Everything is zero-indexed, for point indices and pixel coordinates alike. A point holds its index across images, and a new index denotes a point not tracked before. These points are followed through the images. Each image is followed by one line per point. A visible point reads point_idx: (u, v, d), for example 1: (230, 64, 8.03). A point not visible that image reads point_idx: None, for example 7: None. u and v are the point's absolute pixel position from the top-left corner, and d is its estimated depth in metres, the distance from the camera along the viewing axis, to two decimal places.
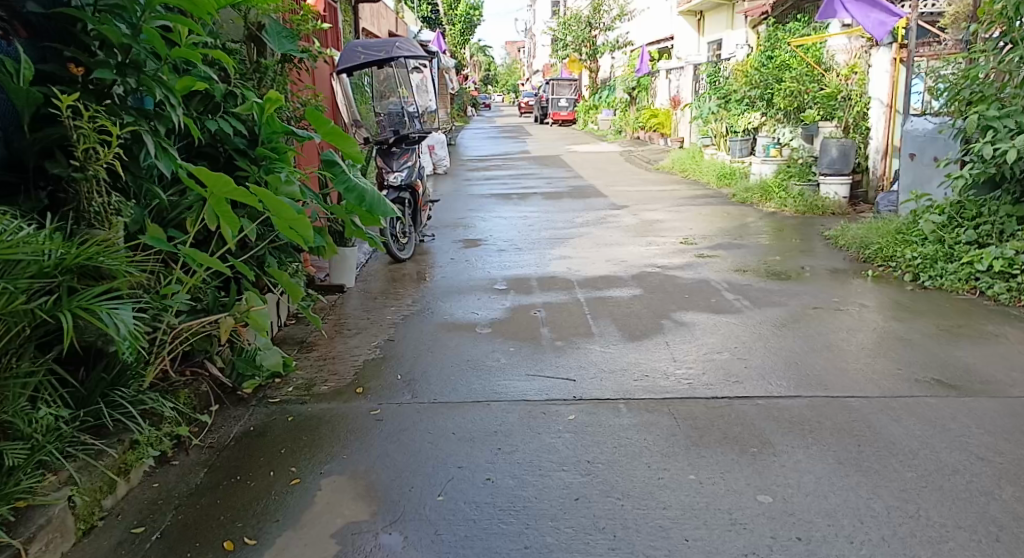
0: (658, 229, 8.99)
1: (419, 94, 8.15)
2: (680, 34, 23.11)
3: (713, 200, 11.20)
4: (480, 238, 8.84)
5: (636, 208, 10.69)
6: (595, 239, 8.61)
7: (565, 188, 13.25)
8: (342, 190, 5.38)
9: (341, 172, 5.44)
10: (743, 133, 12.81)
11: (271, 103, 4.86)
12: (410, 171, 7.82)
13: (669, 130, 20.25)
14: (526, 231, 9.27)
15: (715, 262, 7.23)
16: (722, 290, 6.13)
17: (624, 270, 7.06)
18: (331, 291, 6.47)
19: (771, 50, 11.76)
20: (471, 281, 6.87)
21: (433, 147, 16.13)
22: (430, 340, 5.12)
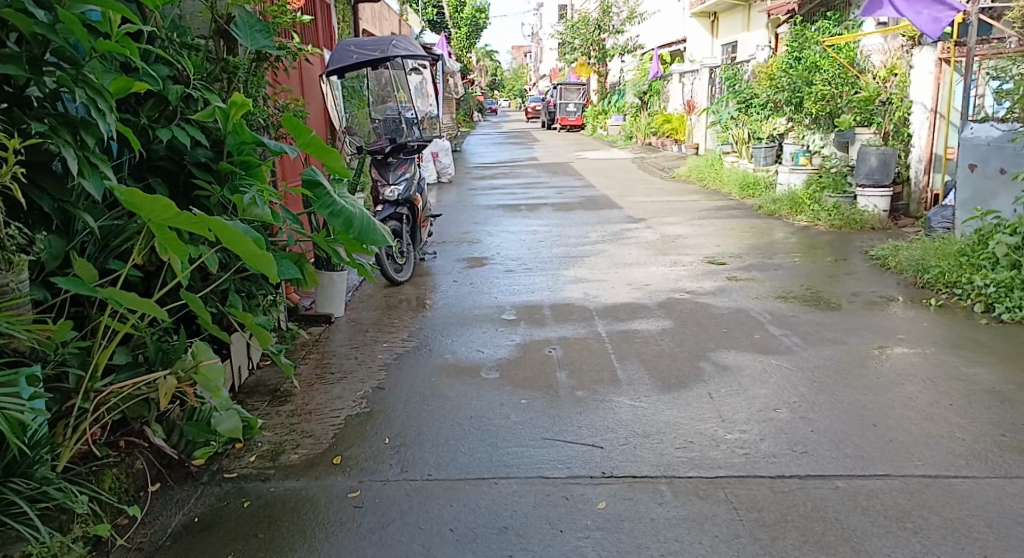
0: (681, 247, 8.19)
1: (420, 99, 7.29)
2: (693, 36, 22.31)
3: (737, 212, 10.41)
4: (486, 256, 8.07)
5: (655, 221, 9.91)
6: (613, 257, 7.83)
7: (576, 198, 12.49)
8: (325, 215, 4.58)
9: (324, 194, 4.64)
10: (768, 140, 12.00)
11: (237, 109, 4.09)
12: (407, 185, 6.97)
13: (683, 135, 19.46)
14: (536, 248, 8.47)
15: (750, 287, 6.42)
16: (765, 323, 5.32)
17: (648, 295, 6.27)
18: (317, 322, 5.67)
19: (798, 50, 10.97)
20: (475, 310, 6.07)
21: (437, 154, 15.42)
22: (427, 388, 4.32)
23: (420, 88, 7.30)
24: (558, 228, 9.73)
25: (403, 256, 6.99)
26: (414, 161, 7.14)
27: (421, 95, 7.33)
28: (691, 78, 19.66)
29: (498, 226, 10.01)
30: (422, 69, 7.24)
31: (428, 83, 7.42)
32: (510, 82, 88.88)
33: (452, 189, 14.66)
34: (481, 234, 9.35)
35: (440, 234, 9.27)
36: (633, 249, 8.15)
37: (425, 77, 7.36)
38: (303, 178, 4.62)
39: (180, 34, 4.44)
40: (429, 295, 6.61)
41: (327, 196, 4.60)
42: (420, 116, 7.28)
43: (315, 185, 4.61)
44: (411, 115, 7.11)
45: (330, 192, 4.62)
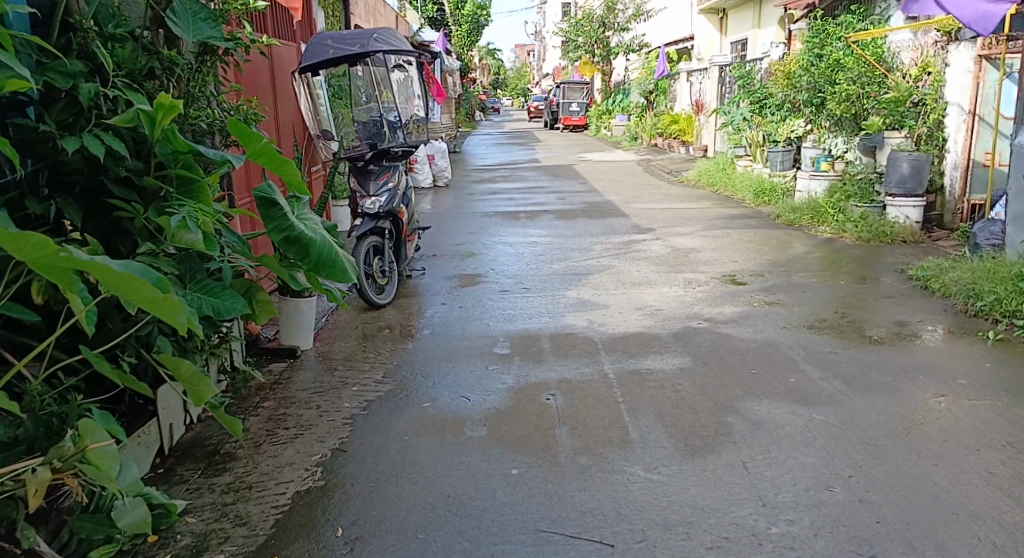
0: (695, 262, 7.43)
1: (404, 101, 6.53)
2: (701, 33, 21.54)
3: (753, 222, 9.66)
4: (480, 272, 7.33)
5: (665, 232, 9.17)
6: (621, 274, 7.08)
7: (580, 204, 11.75)
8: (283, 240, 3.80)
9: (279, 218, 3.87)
10: (785, 143, 11.24)
11: (165, 111, 3.32)
12: (390, 197, 6.22)
13: (691, 137, 18.72)
14: (535, 263, 7.71)
15: (777, 313, 5.67)
16: (800, 363, 4.57)
17: (661, 322, 5.53)
18: (281, 356, 4.92)
19: (820, 47, 10.22)
20: (463, 340, 5.32)
21: (432, 157, 14.73)
22: (398, 451, 3.57)
23: (405, 87, 6.52)
24: (558, 239, 8.97)
25: (387, 275, 6.25)
26: (398, 170, 6.39)
27: (406, 96, 6.56)
28: (699, 77, 18.89)
29: (496, 236, 9.25)
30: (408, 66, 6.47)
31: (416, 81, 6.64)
32: (513, 81, 88.12)
33: (448, 194, 13.91)
34: (476, 247, 8.59)
35: (431, 247, 8.51)
36: (642, 265, 7.40)
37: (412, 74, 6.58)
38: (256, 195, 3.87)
39: (113, 22, 3.71)
40: (413, 320, 5.86)
41: (285, 216, 3.86)
42: (405, 120, 6.53)
43: (270, 202, 3.87)
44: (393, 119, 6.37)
45: (289, 213, 3.88)
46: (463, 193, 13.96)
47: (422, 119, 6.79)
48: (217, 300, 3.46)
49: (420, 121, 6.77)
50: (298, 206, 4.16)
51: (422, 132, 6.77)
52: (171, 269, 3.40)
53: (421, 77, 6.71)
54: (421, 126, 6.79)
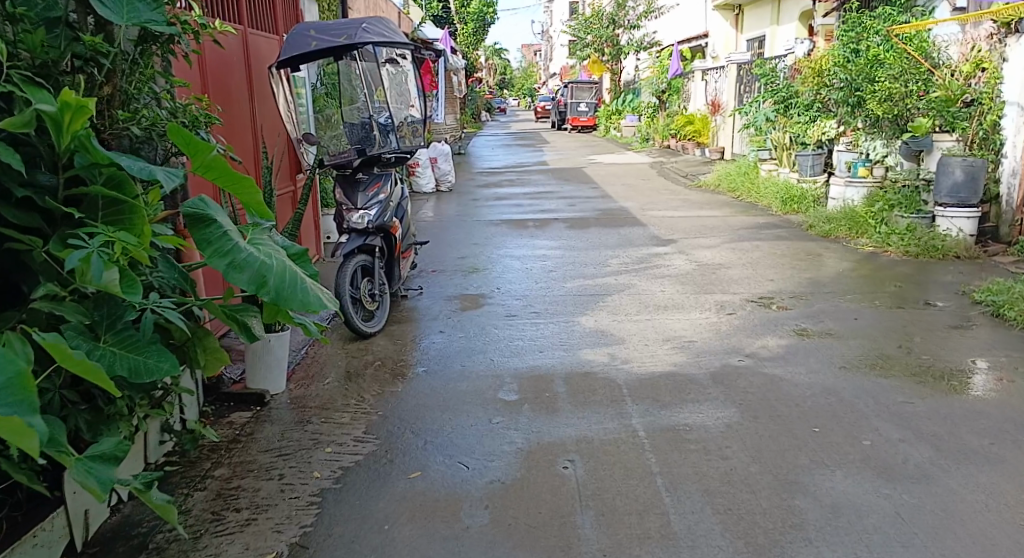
0: (726, 281, 6.63)
1: (397, 101, 5.74)
2: (717, 30, 20.73)
3: (783, 232, 8.86)
4: (486, 292, 6.54)
5: (688, 244, 8.38)
6: (644, 295, 6.29)
7: (592, 211, 10.97)
8: (223, 267, 2.99)
9: (220, 237, 3.04)
10: (814, 146, 10.43)
11: (72, 113, 2.60)
12: (381, 210, 5.42)
13: (707, 138, 17.92)
14: (547, 281, 6.92)
15: (830, 347, 4.87)
16: (871, 419, 3.77)
17: (695, 357, 4.74)
18: (247, 404, 4.13)
19: (856, 42, 9.42)
20: (463, 379, 4.53)
21: (435, 159, 13.96)
22: (376, 547, 2.79)
23: (398, 85, 5.73)
24: (571, 252, 8.18)
25: (377, 298, 5.46)
26: (391, 178, 5.59)
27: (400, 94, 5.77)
28: (716, 75, 18.10)
29: (504, 249, 8.48)
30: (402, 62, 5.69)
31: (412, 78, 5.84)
32: (520, 80, 87.36)
33: (452, 199, 13.14)
34: (482, 261, 7.81)
35: (431, 262, 7.73)
36: (667, 285, 6.60)
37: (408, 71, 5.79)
38: (187, 212, 3.04)
39: (35, 9, 2.94)
40: (407, 352, 5.07)
41: (228, 238, 3.05)
42: (398, 122, 5.73)
43: (209, 223, 3.06)
44: (384, 120, 5.58)
45: (231, 233, 3.07)
46: (468, 198, 13.19)
47: (417, 120, 5.94)
48: (142, 355, 2.71)
49: (417, 126, 5.94)
50: (255, 231, 3.35)
51: (419, 137, 5.95)
52: (78, 318, 2.63)
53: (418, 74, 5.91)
54: (418, 131, 5.95)
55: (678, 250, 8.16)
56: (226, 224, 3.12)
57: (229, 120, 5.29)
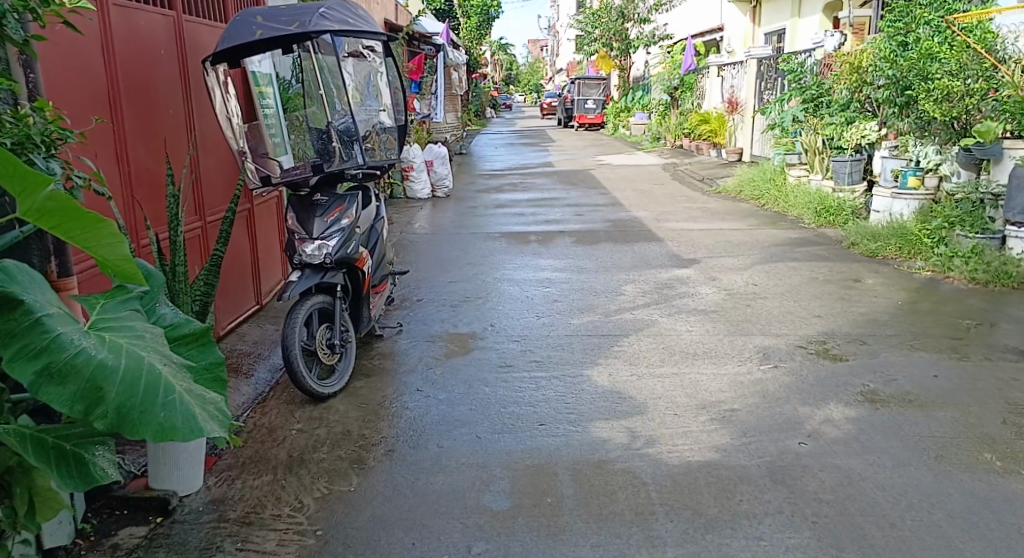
0: (765, 318, 5.56)
1: (362, 105, 4.64)
2: (733, 24, 19.64)
3: (820, 251, 7.78)
4: (478, 332, 5.47)
5: (714, 266, 7.31)
6: (667, 337, 5.22)
7: (602, 223, 9.90)
8: (38, 379, 2.10)
9: (32, 331, 2.15)
10: (851, 152, 9.34)
11: None
12: (344, 238, 4.34)
13: (723, 138, 16.83)
14: (551, 315, 5.84)
15: (913, 422, 3.80)
16: (1000, 557, 2.71)
17: (741, 436, 3.67)
18: (145, 513, 3.09)
19: (903, 34, 8.33)
20: (441, 466, 3.45)
21: (432, 161, 12.91)
22: None
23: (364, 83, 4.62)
24: (579, 275, 7.10)
25: (344, 346, 4.38)
26: (357, 199, 4.52)
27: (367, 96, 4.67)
28: (733, 71, 17.01)
29: (502, 270, 7.42)
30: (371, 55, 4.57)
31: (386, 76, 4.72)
32: (526, 77, 86.25)
33: (448, 207, 12.08)
34: (475, 288, 6.73)
35: (416, 290, 6.65)
36: (694, 323, 5.52)
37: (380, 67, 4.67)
38: None
39: None
40: (373, 419, 3.99)
41: (44, 328, 2.16)
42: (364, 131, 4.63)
43: (15, 306, 2.16)
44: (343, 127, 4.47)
45: (50, 323, 2.17)
46: (466, 206, 12.13)
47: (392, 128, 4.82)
48: None
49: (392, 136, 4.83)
50: (107, 309, 2.37)
51: (394, 149, 4.83)
52: None
53: (395, 72, 4.79)
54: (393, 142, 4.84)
55: (703, 272, 7.10)
56: (47, 305, 2.23)
57: (155, 126, 4.32)
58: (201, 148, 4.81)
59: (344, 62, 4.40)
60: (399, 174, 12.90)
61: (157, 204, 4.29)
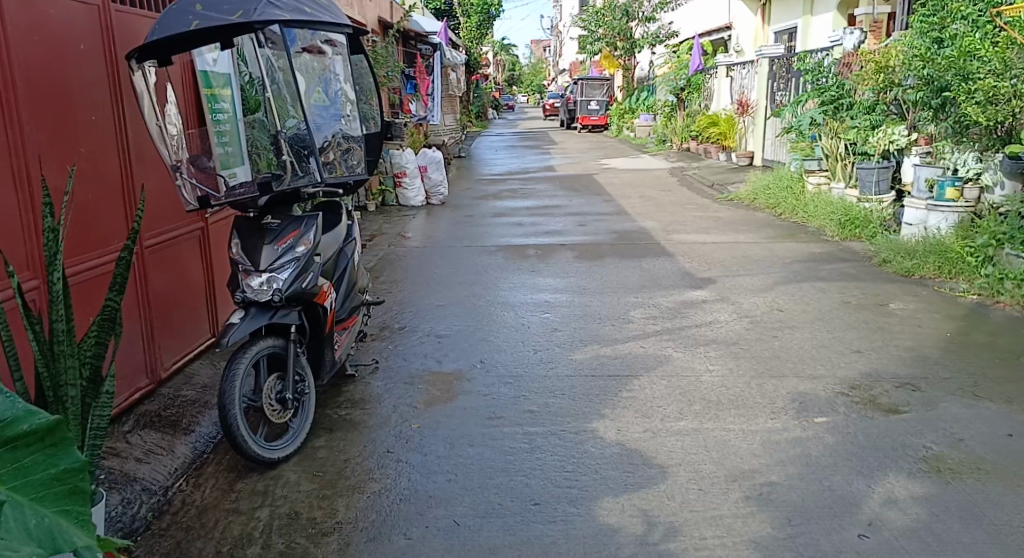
0: (795, 355, 4.83)
1: (318, 108, 3.93)
2: (742, 21, 18.92)
3: (848, 268, 7.06)
4: (465, 371, 4.74)
5: (733, 287, 6.59)
6: (684, 378, 4.49)
7: (608, 235, 9.18)
8: None
9: None
10: (878, 159, 8.62)
11: None
12: (299, 270, 3.61)
13: (733, 141, 16.12)
14: (549, 348, 5.12)
15: (996, 503, 3.07)
16: None
17: (784, 525, 2.94)
18: None
19: (939, 29, 7.59)
20: None
21: (425, 167, 12.19)
22: None
23: (320, 83, 3.91)
24: (582, 297, 6.38)
25: (302, 399, 3.67)
26: (317, 222, 3.78)
27: (324, 98, 3.96)
28: (742, 71, 16.30)
29: (496, 291, 6.70)
30: (328, 49, 3.87)
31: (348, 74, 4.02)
32: (528, 77, 85.57)
33: (443, 216, 11.38)
34: (466, 313, 6.00)
35: (398, 316, 5.92)
36: (714, 360, 4.80)
37: (340, 64, 3.97)
38: None
39: None
40: (330, 496, 3.26)
41: None
42: (321, 140, 3.91)
43: None
44: (289, 137, 3.70)
45: None
46: (462, 215, 11.41)
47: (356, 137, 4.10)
48: None
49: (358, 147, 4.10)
50: None
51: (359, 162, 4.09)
52: None
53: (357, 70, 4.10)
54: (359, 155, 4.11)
55: (720, 294, 6.38)
56: None
57: (71, 139, 3.61)
58: (137, 160, 4.09)
59: (298, 57, 3.68)
60: (391, 180, 12.18)
61: (71, 231, 3.60)
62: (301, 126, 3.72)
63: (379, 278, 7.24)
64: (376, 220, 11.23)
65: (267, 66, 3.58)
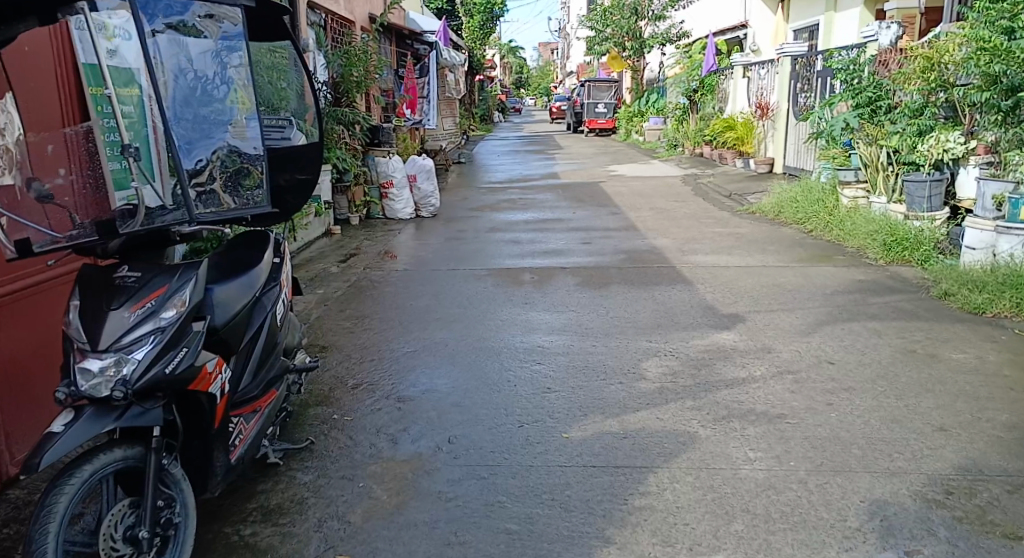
0: (860, 436, 3.69)
1: (194, 117, 3.07)
2: (761, 19, 17.78)
3: (902, 302, 5.91)
4: (429, 454, 3.62)
5: (767, 328, 5.45)
6: (716, 472, 3.36)
7: (615, 256, 8.07)
8: None
9: None
10: (928, 170, 7.48)
11: None
12: (162, 347, 2.49)
13: (751, 147, 14.96)
14: (540, 417, 3.98)
15: None
16: None
17: None
18: None
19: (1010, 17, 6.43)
20: None
21: (415, 176, 11.11)
22: None
23: (195, 84, 3.08)
24: (584, 341, 5.25)
25: (168, 533, 2.57)
26: (198, 273, 2.65)
27: (204, 104, 3.11)
28: (761, 71, 15.17)
29: (481, 330, 5.59)
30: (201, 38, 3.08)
31: (235, 75, 3.21)
32: (536, 80, 84.41)
33: (433, 231, 10.28)
34: (439, 363, 4.87)
35: (357, 369, 4.80)
36: (756, 441, 3.66)
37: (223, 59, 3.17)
38: None
39: None
40: None
41: None
42: (194, 164, 3.05)
43: None
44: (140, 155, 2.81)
45: None
46: (454, 229, 10.29)
47: (251, 157, 3.22)
48: None
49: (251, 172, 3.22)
50: None
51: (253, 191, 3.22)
52: None
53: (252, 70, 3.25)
54: (255, 181, 3.24)
55: (753, 337, 5.25)
56: None
57: None
58: None
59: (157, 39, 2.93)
60: (377, 191, 11.13)
61: None
62: (156, 138, 2.87)
63: (343, 312, 6.11)
64: (358, 235, 10.12)
65: (103, 53, 2.76)
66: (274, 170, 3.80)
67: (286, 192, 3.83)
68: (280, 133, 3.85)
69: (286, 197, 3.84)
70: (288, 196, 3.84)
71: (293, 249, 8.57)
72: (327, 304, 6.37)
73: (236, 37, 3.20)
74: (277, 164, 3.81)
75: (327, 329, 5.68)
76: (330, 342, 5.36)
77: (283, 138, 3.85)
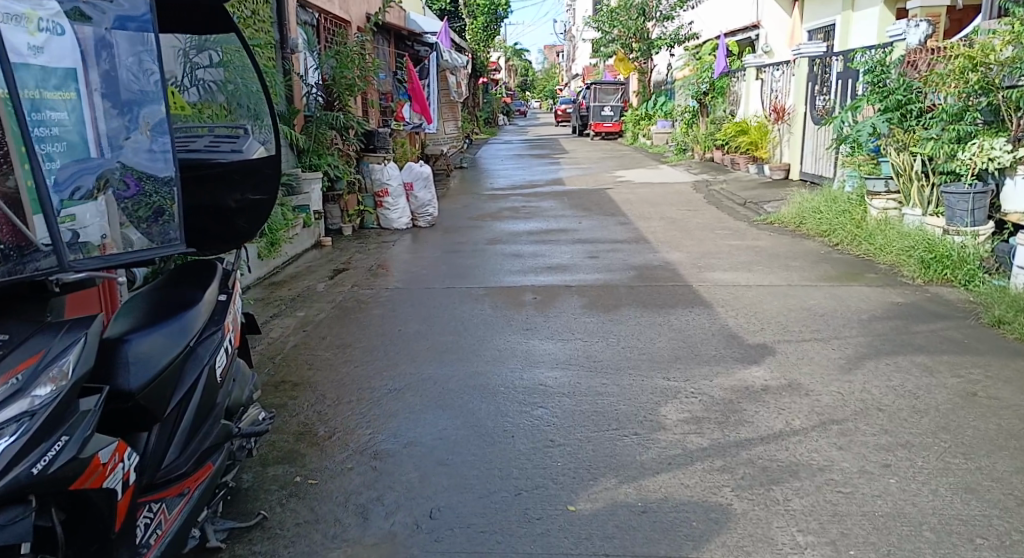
0: (931, 512, 3.05)
1: (94, 133, 2.51)
2: (774, 19, 17.15)
3: (950, 332, 5.27)
4: (406, 535, 2.97)
5: (800, 361, 4.82)
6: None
7: (626, 273, 7.43)
8: None
9: None
10: (970, 181, 6.89)
11: None
12: (32, 437, 2.04)
13: (764, 152, 14.32)
14: (542, 481, 3.35)
15: None
16: None
17: None
18: None
19: None
20: None
21: (413, 184, 10.49)
22: None
23: (108, 91, 2.59)
24: (592, 377, 4.61)
25: None
26: (86, 341, 2.21)
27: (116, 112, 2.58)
28: (775, 73, 14.52)
29: (475, 362, 4.94)
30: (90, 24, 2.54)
31: (155, 77, 2.68)
32: (541, 82, 83.85)
33: (430, 242, 9.64)
34: (426, 406, 4.23)
35: (331, 414, 4.16)
36: (806, 519, 3.01)
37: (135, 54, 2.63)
38: None
39: None
40: None
41: None
42: (74, 193, 2.38)
43: None
44: None
45: None
46: (453, 240, 9.66)
47: (158, 180, 2.63)
48: None
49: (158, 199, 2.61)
50: None
51: (160, 225, 2.59)
52: None
53: (156, 76, 2.68)
54: (166, 213, 2.61)
55: (786, 373, 4.60)
56: None
57: None
58: None
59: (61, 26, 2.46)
60: (371, 199, 10.51)
61: None
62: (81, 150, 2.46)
63: (323, 340, 5.47)
64: (350, 246, 9.49)
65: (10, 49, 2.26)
66: (221, 189, 3.18)
67: (237, 215, 3.25)
68: (231, 145, 3.25)
69: (237, 221, 3.26)
70: (240, 219, 3.26)
71: (278, 264, 7.94)
72: (307, 329, 5.73)
73: (134, 28, 2.64)
74: (225, 182, 3.17)
75: (304, 360, 5.04)
76: (304, 378, 4.73)
77: (234, 150, 3.21)
